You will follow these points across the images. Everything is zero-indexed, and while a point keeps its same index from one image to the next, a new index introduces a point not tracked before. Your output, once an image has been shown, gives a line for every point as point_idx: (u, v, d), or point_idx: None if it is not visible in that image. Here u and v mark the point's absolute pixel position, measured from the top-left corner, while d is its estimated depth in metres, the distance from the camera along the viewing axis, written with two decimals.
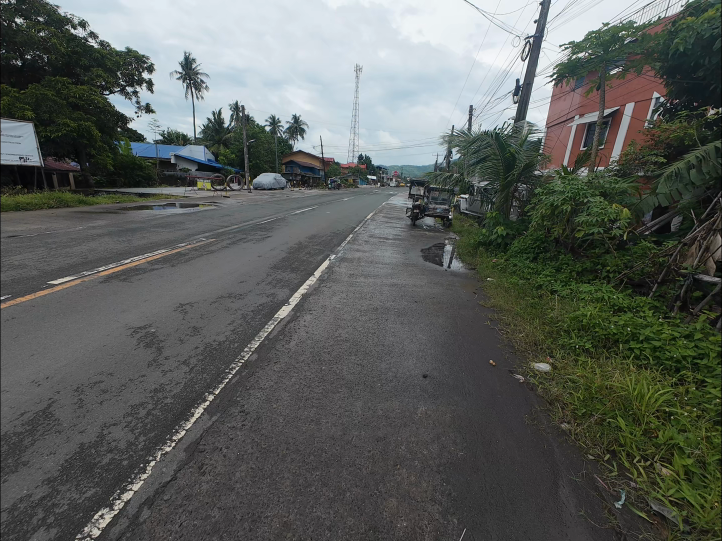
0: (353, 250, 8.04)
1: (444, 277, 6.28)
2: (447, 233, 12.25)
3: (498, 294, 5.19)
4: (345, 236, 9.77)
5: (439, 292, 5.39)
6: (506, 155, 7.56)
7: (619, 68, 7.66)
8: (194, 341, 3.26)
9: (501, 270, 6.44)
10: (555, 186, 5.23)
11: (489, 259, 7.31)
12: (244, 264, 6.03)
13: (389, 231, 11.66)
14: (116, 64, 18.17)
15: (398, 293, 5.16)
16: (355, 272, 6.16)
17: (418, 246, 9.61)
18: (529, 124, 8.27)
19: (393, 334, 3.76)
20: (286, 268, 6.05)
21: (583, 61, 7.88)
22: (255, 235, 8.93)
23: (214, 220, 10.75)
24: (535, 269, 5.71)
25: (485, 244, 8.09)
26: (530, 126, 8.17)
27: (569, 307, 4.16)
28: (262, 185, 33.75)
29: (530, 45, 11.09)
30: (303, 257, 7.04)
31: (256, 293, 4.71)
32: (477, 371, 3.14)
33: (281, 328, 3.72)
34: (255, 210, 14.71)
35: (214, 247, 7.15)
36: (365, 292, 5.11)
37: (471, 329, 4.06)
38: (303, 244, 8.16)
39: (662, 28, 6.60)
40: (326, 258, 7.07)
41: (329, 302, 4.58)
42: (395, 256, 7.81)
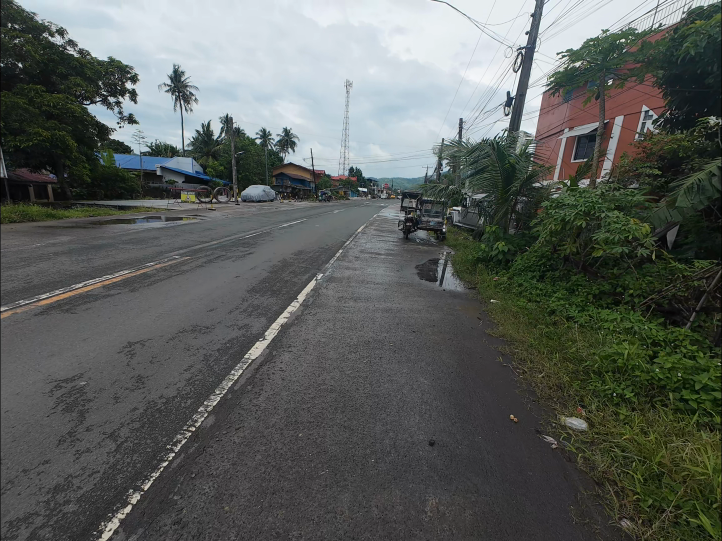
0: (342, 267, 7.40)
1: (444, 299, 5.66)
2: (441, 247, 11.74)
3: (507, 321, 4.58)
4: (334, 252, 9.14)
5: (440, 318, 4.75)
6: (505, 166, 7.13)
7: (617, 77, 7.36)
8: (132, 400, 2.50)
9: (505, 290, 5.87)
10: (565, 199, 4.72)
11: (489, 277, 6.75)
12: (218, 287, 5.31)
13: (381, 245, 11.08)
14: (97, 74, 17.55)
15: (393, 321, 4.50)
16: (344, 294, 5.49)
17: (412, 261, 9.03)
18: (526, 134, 7.90)
19: (389, 380, 3.07)
20: (266, 291, 5.34)
21: (580, 70, 7.53)
22: (236, 251, 8.23)
23: (193, 235, 10.01)
24: (545, 290, 5.14)
25: (485, 260, 7.54)
26: (527, 136, 7.79)
27: (593, 339, 3.57)
28: (251, 197, 33.11)
29: (522, 56, 10.89)
30: (287, 276, 6.36)
31: (226, 325, 3.97)
32: (497, 432, 2.48)
33: (251, 375, 2.99)
34: (240, 223, 14.02)
35: (187, 267, 6.40)
36: (355, 320, 4.43)
37: (481, 369, 3.41)
38: (287, 261, 7.48)
39: (663, 36, 6.31)
40: (312, 277, 6.40)
41: (312, 336, 3.88)
42: (388, 274, 7.19)
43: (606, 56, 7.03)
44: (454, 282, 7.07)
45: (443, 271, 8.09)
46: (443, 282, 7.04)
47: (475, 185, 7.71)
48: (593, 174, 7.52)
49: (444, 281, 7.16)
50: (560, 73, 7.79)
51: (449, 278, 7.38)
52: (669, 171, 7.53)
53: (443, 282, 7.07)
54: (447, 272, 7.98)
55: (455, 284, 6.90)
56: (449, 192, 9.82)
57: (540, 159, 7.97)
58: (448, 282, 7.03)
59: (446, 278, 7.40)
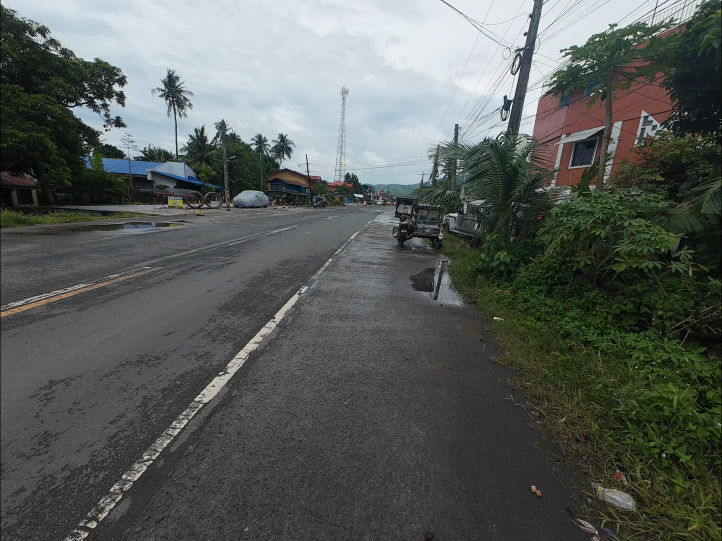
0: (330, 279, 6.76)
1: (441, 317, 5.04)
2: (437, 256, 11.20)
3: (515, 345, 3.97)
4: (323, 261, 8.52)
5: (437, 341, 4.13)
6: (506, 171, 6.61)
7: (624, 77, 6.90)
8: (21, 475, 1.83)
9: (509, 305, 5.29)
10: (579, 205, 4.16)
11: (490, 290, 6.18)
12: (183, 305, 4.63)
13: (374, 253, 10.48)
14: (81, 75, 16.98)
15: (384, 346, 3.85)
16: (329, 312, 4.84)
17: (407, 271, 8.44)
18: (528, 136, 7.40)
19: (374, 432, 2.43)
20: (239, 309, 4.66)
21: (585, 68, 7.09)
22: (215, 261, 7.55)
23: (172, 243, 9.34)
24: (555, 308, 4.56)
25: (485, 270, 6.95)
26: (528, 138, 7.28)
27: (622, 373, 2.97)
28: (243, 202, 32.51)
29: (521, 58, 10.50)
30: (267, 290, 5.71)
31: (181, 354, 3.29)
32: (517, 515, 1.85)
33: (198, 429, 2.32)
34: (227, 230, 13.36)
35: (155, 279, 5.72)
36: (338, 346, 3.78)
37: (489, 412, 2.77)
38: (270, 272, 6.84)
39: (675, 32, 5.87)
40: (296, 291, 5.76)
41: (285, 369, 3.21)
42: (380, 287, 6.56)
43: (614, 54, 6.57)
44: (452, 296, 6.47)
45: (440, 282, 7.49)
46: (441, 296, 6.42)
47: (474, 191, 7.19)
48: (599, 179, 7.00)
49: (441, 295, 6.54)
50: (563, 72, 7.34)
51: (447, 291, 6.77)
52: (672, 178, 7.20)
53: (440, 296, 6.45)
54: (444, 283, 7.38)
55: (453, 299, 6.29)
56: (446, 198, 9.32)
57: (543, 164, 7.48)
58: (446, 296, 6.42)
59: (443, 291, 6.79)
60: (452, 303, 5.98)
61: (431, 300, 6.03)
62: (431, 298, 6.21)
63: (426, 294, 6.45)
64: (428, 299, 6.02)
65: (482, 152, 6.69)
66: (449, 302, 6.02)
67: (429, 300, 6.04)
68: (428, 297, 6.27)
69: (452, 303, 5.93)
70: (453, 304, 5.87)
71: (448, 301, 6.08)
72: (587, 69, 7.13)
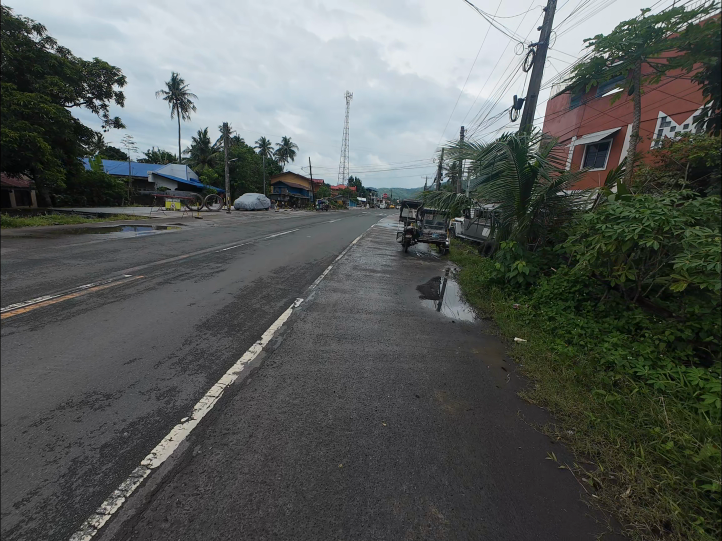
0: (328, 290, 6.13)
1: (455, 337, 4.39)
2: (444, 263, 10.57)
3: (547, 378, 3.31)
4: (322, 269, 7.91)
5: (452, 371, 3.47)
6: (524, 173, 5.96)
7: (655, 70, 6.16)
8: None
9: (531, 324, 4.63)
10: (623, 211, 3.50)
11: (507, 304, 5.53)
12: (157, 322, 4.01)
13: (377, 260, 9.86)
14: (78, 74, 16.62)
15: (389, 379, 3.20)
16: (325, 332, 4.20)
17: (412, 280, 7.81)
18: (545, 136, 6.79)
19: (377, 518, 1.78)
20: (221, 328, 4.03)
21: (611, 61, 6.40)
22: (205, 268, 6.95)
23: (163, 247, 8.77)
24: (589, 331, 3.89)
25: (499, 281, 6.29)
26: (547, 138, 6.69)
27: (699, 428, 2.31)
28: (244, 205, 32.03)
29: (534, 54, 9.91)
30: (257, 303, 5.10)
31: (139, 390, 2.66)
32: None
33: (134, 516, 1.69)
34: (224, 233, 12.81)
35: (133, 290, 5.12)
36: (333, 379, 3.13)
37: (528, 480, 2.11)
38: (263, 281, 6.24)
39: None
40: (290, 304, 5.15)
41: (266, 413, 2.56)
42: (384, 299, 5.93)
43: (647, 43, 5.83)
44: (463, 309, 5.81)
45: (449, 293, 6.85)
46: (451, 309, 5.77)
47: (488, 194, 6.52)
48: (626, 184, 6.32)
49: (451, 308, 5.89)
50: (587, 65, 6.68)
51: (457, 304, 6.12)
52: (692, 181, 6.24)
53: (449, 309, 5.80)
54: (453, 294, 6.73)
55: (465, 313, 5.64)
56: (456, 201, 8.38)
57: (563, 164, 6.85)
58: (456, 310, 5.77)
59: (453, 304, 6.14)
60: (463, 318, 5.33)
61: (440, 315, 5.38)
62: (440, 312, 5.57)
63: (435, 308, 5.80)
64: (437, 314, 5.37)
65: (499, 149, 5.97)
66: (461, 317, 5.38)
67: (439, 315, 5.39)
68: (437, 311, 5.63)
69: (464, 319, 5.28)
70: (466, 320, 5.23)
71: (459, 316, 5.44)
72: (613, 62, 6.44)
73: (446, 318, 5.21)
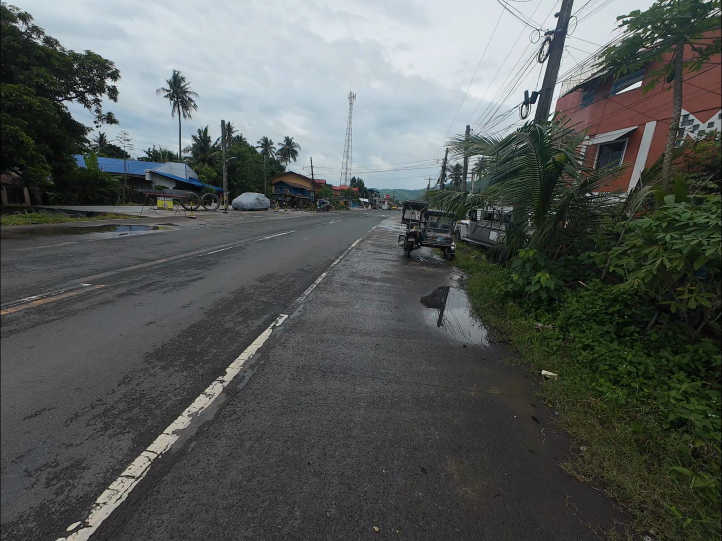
0: (319, 304, 5.32)
1: (467, 370, 3.56)
2: (450, 269, 9.77)
3: (598, 440, 2.48)
4: (315, 276, 7.11)
5: (469, 424, 2.64)
6: (546, 169, 5.06)
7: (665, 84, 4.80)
8: None
9: (561, 354, 3.81)
10: (696, 217, 2.64)
11: (528, 324, 4.71)
12: (96, 350, 3.20)
13: (377, 266, 9.05)
14: (67, 66, 15.94)
15: (385, 441, 2.37)
16: (307, 364, 3.36)
17: (416, 289, 7.01)
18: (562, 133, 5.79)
19: None
20: (176, 359, 3.21)
21: None
22: (181, 275, 6.15)
23: (140, 250, 7.95)
24: (642, 369, 3.05)
25: (516, 295, 5.46)
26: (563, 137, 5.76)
27: None
28: (243, 205, 31.29)
29: (550, 43, 9.09)
30: (231, 321, 4.29)
31: (25, 469, 1.87)
32: None
33: None
34: (214, 235, 12.01)
35: (84, 304, 4.31)
36: (309, 442, 2.30)
37: None
38: (244, 293, 5.44)
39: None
40: (270, 323, 4.33)
41: (202, 510, 1.74)
42: (383, 315, 5.10)
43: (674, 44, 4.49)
44: (474, 328, 4.97)
45: (457, 305, 6.04)
46: (460, 328, 4.94)
47: (503, 194, 5.64)
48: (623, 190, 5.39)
49: (460, 326, 5.06)
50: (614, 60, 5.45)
51: (467, 321, 5.28)
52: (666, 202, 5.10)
53: (458, 328, 4.98)
54: (462, 308, 5.89)
55: (477, 333, 4.81)
56: (466, 202, 7.41)
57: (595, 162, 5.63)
58: (466, 329, 4.94)
59: (463, 321, 5.30)
60: (476, 341, 4.51)
61: (448, 336, 4.54)
62: (448, 331, 4.74)
63: (442, 326, 4.97)
64: (445, 336, 4.54)
65: (520, 142, 5.02)
66: (472, 339, 4.56)
67: (447, 336, 4.56)
68: (445, 330, 4.80)
69: (478, 342, 4.46)
70: (479, 343, 4.40)
71: (471, 337, 4.62)
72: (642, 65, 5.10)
73: (455, 341, 4.38)
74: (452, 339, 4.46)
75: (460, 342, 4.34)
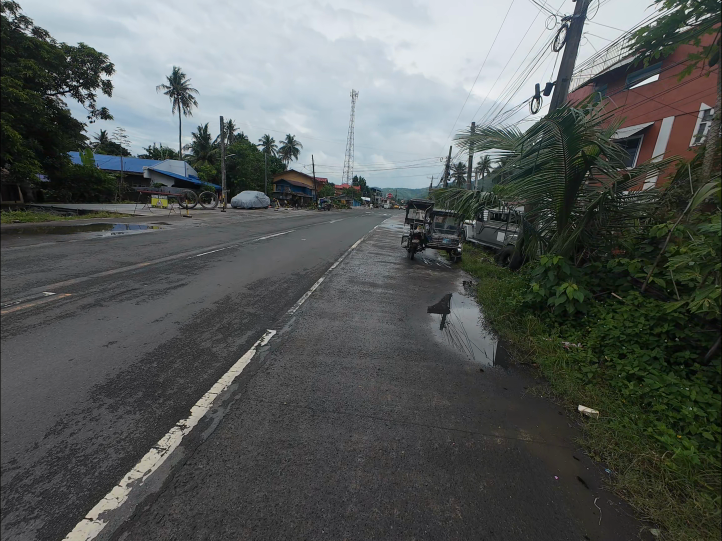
0: (313, 317, 4.70)
1: (488, 406, 2.93)
2: (456, 273, 9.15)
3: (674, 522, 1.86)
4: (310, 282, 6.50)
5: (500, 493, 2.01)
6: (573, 164, 4.41)
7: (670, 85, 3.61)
8: None
9: (600, 386, 3.18)
10: None
11: (553, 343, 4.07)
12: (31, 383, 2.58)
13: (379, 269, 8.45)
14: (58, 59, 15.40)
15: (390, 526, 1.74)
16: (294, 400, 2.74)
17: (421, 296, 6.39)
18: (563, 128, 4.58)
19: None
20: (131, 395, 2.59)
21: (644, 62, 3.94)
22: (161, 281, 5.54)
23: (123, 252, 7.34)
24: (713, 414, 2.41)
25: (535, 306, 4.81)
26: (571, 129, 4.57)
27: None
28: (242, 203, 30.72)
29: (567, 30, 8.42)
30: (209, 340, 3.67)
31: None
32: None
33: None
34: (207, 235, 11.39)
35: (38, 319, 3.69)
36: (287, 529, 1.68)
37: None
38: (229, 303, 4.84)
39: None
40: (255, 343, 3.71)
41: None
42: (385, 330, 4.47)
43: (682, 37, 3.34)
44: (487, 346, 4.35)
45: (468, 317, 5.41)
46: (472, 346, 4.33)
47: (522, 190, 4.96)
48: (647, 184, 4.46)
49: (472, 343, 4.45)
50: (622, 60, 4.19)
51: (480, 336, 4.65)
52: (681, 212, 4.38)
53: (470, 345, 4.36)
54: (474, 321, 5.24)
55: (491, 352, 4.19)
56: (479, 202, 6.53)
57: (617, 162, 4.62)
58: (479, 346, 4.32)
59: (474, 336, 4.69)
60: (492, 362, 3.86)
61: (461, 357, 3.89)
62: (459, 350, 4.11)
63: (452, 343, 4.34)
64: (458, 356, 3.90)
65: (548, 131, 4.33)
66: (488, 359, 3.93)
67: (460, 356, 3.92)
68: (456, 347, 4.18)
69: (495, 363, 3.83)
70: (497, 365, 3.78)
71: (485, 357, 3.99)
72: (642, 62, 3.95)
73: (469, 363, 3.73)
74: (465, 360, 3.82)
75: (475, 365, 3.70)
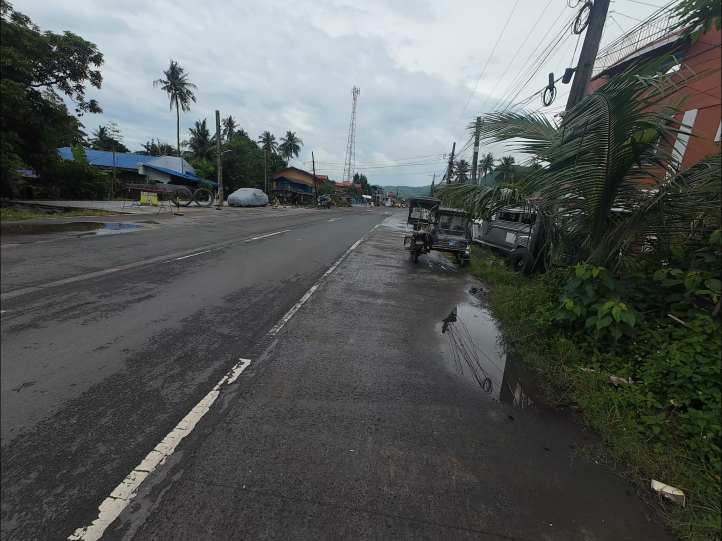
0: (300, 338, 3.88)
1: (530, 483, 2.12)
2: (464, 279, 8.35)
3: None
4: (302, 292, 5.71)
5: None
6: (616, 155, 3.62)
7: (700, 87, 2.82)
8: None
9: (678, 453, 2.36)
10: None
11: (597, 377, 3.26)
12: None
13: (380, 275, 7.65)
14: (41, 47, 14.62)
15: None
16: (258, 482, 1.93)
17: (429, 308, 5.60)
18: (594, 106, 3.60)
19: None
20: (17, 481, 1.78)
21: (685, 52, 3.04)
22: (123, 293, 4.71)
23: (91, 257, 6.51)
24: None
25: (567, 326, 3.99)
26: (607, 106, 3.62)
27: None
28: (239, 200, 29.96)
29: (591, 8, 7.54)
30: (161, 377, 2.85)
31: None
32: None
33: None
34: (194, 235, 10.54)
35: None
36: None
37: None
38: (199, 321, 4.02)
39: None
40: (221, 381, 2.89)
41: None
42: (387, 356, 3.68)
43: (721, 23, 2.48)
44: (502, 369, 3.73)
45: (485, 337, 4.65)
46: (486, 369, 3.72)
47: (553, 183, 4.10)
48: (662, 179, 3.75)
49: (488, 367, 3.76)
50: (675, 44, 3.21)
51: (494, 356, 4.03)
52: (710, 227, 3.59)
53: (483, 367, 3.76)
54: (492, 339, 4.54)
55: (505, 372, 3.70)
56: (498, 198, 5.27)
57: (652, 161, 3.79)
58: (494, 370, 3.70)
59: (487, 356, 4.07)
60: (520, 401, 3.08)
61: (482, 395, 3.10)
62: (474, 376, 3.49)
63: (465, 366, 3.71)
64: (473, 386, 3.25)
65: (595, 111, 3.48)
66: (505, 387, 3.31)
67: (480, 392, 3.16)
68: (469, 372, 3.56)
69: (524, 403, 3.04)
70: (532, 409, 2.95)
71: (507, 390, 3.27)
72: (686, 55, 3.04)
73: (487, 398, 3.06)
74: (480, 390, 3.19)
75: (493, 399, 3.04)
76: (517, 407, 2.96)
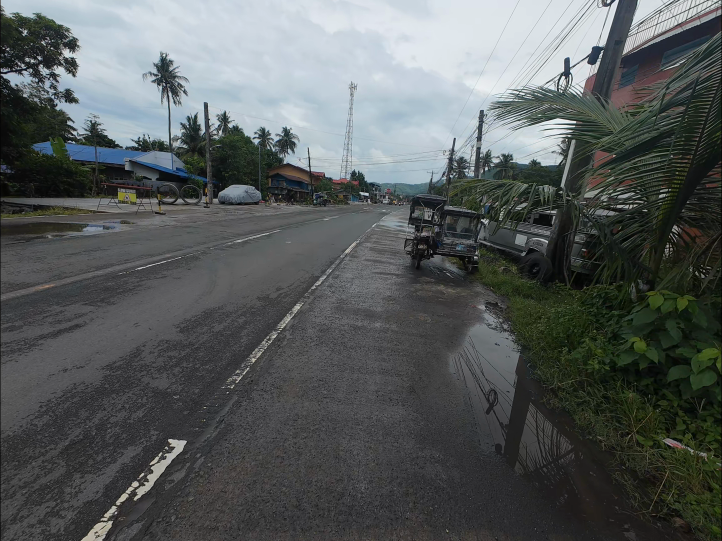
0: (267, 395, 2.78)
1: None
2: (474, 289, 7.29)
3: None
4: (282, 313, 4.63)
5: None
6: (711, 140, 2.43)
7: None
8: None
9: None
10: None
11: (700, 465, 2.20)
12: None
13: (378, 286, 6.57)
14: (6, 30, 13.30)
15: None
16: None
17: (439, 333, 4.53)
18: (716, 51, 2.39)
19: None
20: None
21: None
22: (41, 323, 3.56)
23: (27, 269, 5.33)
24: None
25: (630, 372, 2.95)
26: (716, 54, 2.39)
27: None
28: (231, 197, 28.72)
29: None
30: (20, 493, 1.73)
31: None
32: None
33: None
34: (169, 238, 9.37)
35: None
36: None
37: None
38: (129, 369, 2.89)
39: None
40: (123, 496, 1.78)
41: None
42: (389, 421, 2.62)
43: None
44: (506, 378, 3.52)
45: (486, 342, 4.47)
46: (490, 378, 3.49)
47: (618, 175, 3.17)
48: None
49: (487, 374, 3.58)
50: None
51: (498, 366, 3.78)
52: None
53: (487, 374, 3.59)
54: (510, 363, 3.92)
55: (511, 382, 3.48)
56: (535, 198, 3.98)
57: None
58: (498, 379, 3.50)
59: (489, 358, 3.99)
60: (559, 450, 2.52)
61: (518, 456, 2.40)
62: (477, 387, 3.27)
63: (469, 380, 3.40)
64: (478, 401, 3.02)
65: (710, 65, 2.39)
66: (514, 406, 3.04)
67: (496, 423, 2.76)
68: (472, 386, 3.27)
69: (566, 455, 2.46)
70: (579, 467, 2.36)
71: (530, 425, 2.80)
72: None
73: (495, 417, 2.83)
74: (484, 405, 2.99)
75: (502, 420, 2.79)
76: (558, 462, 2.39)
